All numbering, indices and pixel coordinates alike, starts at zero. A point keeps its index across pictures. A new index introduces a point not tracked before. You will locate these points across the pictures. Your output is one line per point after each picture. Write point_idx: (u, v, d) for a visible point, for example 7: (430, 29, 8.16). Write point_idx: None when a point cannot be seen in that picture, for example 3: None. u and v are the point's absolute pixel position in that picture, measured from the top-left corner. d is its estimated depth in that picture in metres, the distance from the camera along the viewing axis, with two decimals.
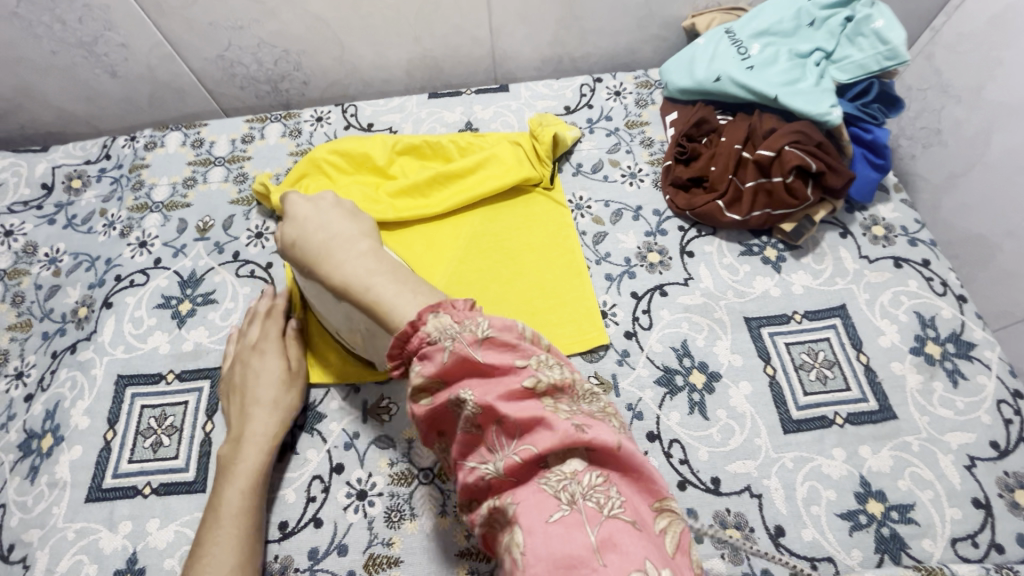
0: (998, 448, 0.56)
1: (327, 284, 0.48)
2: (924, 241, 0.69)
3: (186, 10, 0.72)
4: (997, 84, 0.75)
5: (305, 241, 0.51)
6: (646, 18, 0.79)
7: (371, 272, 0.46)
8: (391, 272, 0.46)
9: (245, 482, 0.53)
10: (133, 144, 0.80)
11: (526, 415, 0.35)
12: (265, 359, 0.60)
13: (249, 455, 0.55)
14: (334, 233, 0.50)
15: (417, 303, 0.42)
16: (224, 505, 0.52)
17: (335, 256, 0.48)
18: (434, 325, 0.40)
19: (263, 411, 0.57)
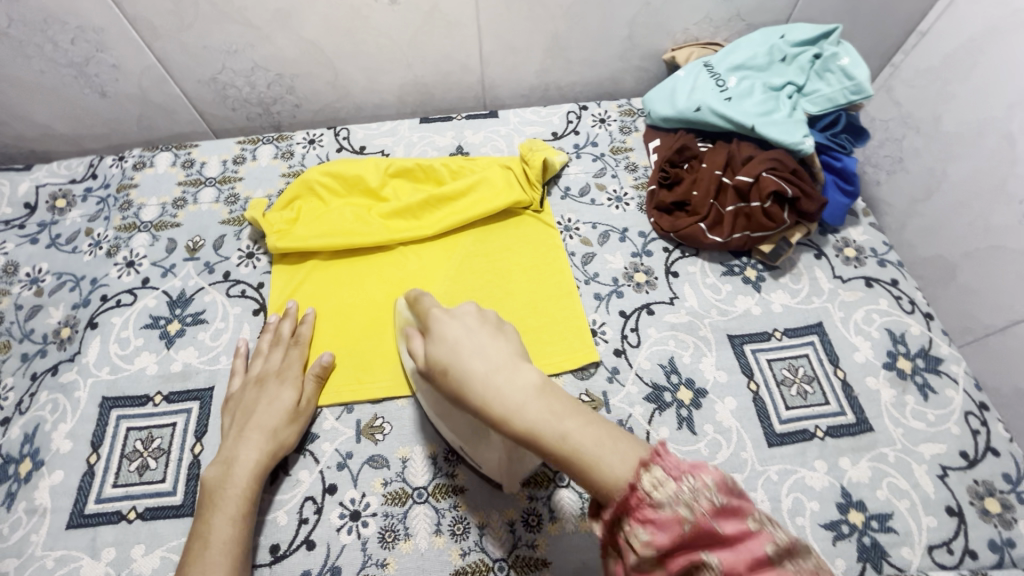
0: (967, 458, 0.59)
1: (438, 370, 0.46)
2: (892, 262, 0.73)
3: (182, 34, 0.73)
4: (952, 116, 0.81)
5: (461, 368, 0.44)
6: (629, 50, 0.83)
7: (560, 414, 0.41)
8: (513, 367, 0.43)
9: (235, 508, 0.52)
10: (121, 164, 0.80)
11: (750, 569, 0.34)
12: (280, 389, 0.59)
13: (240, 482, 0.53)
14: (495, 366, 0.43)
15: (547, 408, 0.41)
16: (213, 536, 0.50)
17: (508, 396, 0.41)
18: (577, 444, 0.39)
19: (264, 437, 0.56)
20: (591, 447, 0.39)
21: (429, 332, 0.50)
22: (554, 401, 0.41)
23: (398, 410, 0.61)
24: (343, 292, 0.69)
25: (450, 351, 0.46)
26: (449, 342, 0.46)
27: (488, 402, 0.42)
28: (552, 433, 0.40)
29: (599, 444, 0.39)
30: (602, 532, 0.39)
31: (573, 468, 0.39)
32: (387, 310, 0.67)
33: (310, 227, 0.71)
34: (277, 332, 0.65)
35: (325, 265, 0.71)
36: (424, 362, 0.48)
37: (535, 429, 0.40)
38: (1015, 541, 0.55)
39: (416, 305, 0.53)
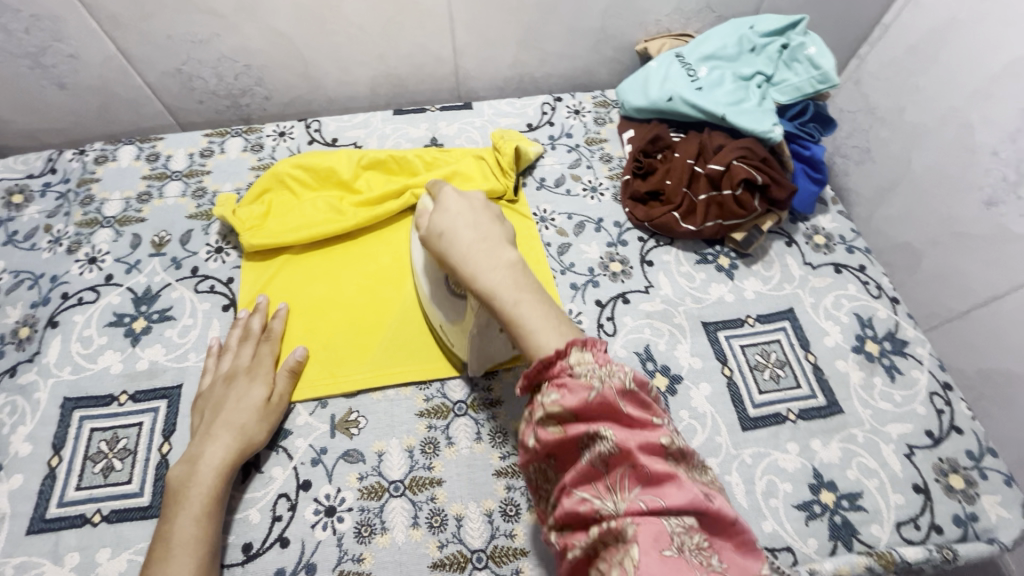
0: (932, 436, 0.61)
1: (437, 234, 0.48)
2: (860, 249, 0.74)
3: (143, 22, 0.71)
4: (916, 106, 0.83)
5: (453, 236, 0.47)
6: (602, 41, 0.83)
7: (521, 286, 0.44)
8: (495, 242, 0.46)
9: (199, 507, 0.50)
10: (82, 158, 0.77)
11: (661, 469, 0.37)
12: (250, 385, 0.58)
13: (206, 480, 0.52)
14: (483, 237, 0.46)
15: (507, 279, 0.44)
16: (178, 535, 0.49)
17: (478, 258, 0.45)
18: (525, 315, 0.43)
19: (233, 435, 0.54)
20: (535, 326, 0.42)
21: (436, 197, 0.50)
22: (520, 278, 0.45)
23: (373, 404, 0.61)
24: (315, 285, 0.68)
25: (440, 226, 0.48)
26: (452, 213, 0.48)
27: (456, 261, 0.46)
28: (507, 297, 0.43)
29: (540, 317, 0.43)
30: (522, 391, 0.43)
31: (514, 331, 0.43)
32: (362, 302, 0.67)
33: (281, 221, 0.70)
34: (247, 327, 0.63)
35: (298, 258, 0.70)
36: (424, 229, 0.50)
37: (493, 292, 0.44)
38: (978, 514, 0.57)
39: (442, 222, 0.48)
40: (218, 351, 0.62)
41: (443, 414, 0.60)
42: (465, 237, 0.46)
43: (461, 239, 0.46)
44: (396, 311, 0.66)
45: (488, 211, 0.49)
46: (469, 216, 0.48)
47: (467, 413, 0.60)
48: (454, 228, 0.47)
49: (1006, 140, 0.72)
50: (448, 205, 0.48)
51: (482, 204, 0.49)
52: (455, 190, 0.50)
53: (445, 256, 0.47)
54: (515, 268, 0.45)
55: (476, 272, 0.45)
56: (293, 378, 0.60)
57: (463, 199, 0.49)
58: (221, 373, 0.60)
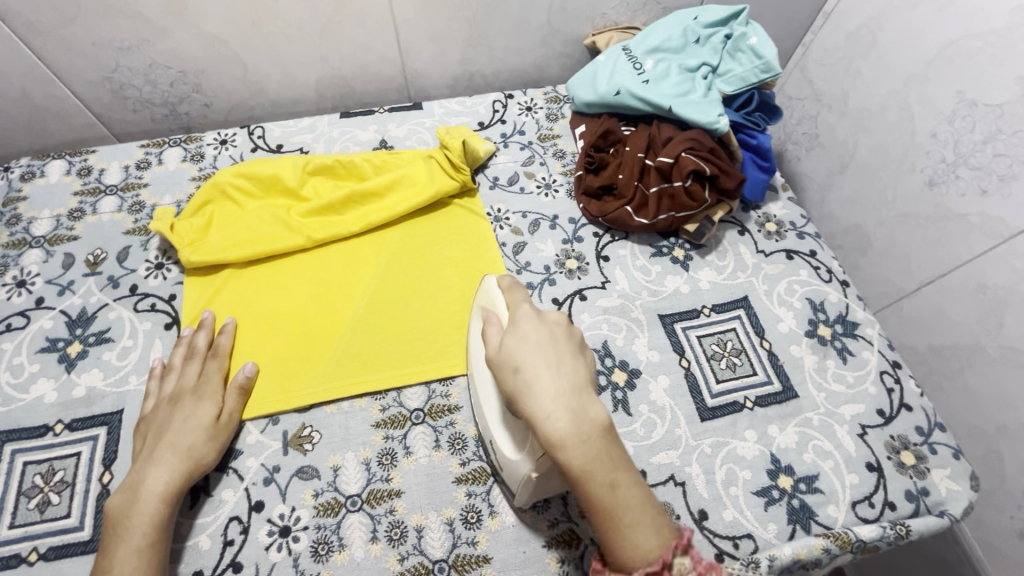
0: (884, 415, 0.62)
1: (511, 369, 0.46)
2: (810, 234, 0.76)
3: (65, 30, 0.67)
4: (859, 91, 0.85)
5: (530, 378, 0.45)
6: (551, 36, 0.83)
7: (615, 464, 0.44)
8: (588, 413, 0.44)
9: (142, 537, 0.48)
10: (6, 176, 0.73)
11: None
12: (196, 406, 0.55)
13: (148, 508, 0.49)
14: (569, 399, 0.45)
15: (594, 453, 0.43)
16: (117, 569, 0.46)
17: (559, 425, 0.43)
18: (613, 501, 0.42)
19: (179, 460, 0.52)
20: (632, 514, 0.42)
21: (511, 319, 0.50)
22: (611, 450, 0.44)
23: (327, 417, 0.59)
24: (263, 299, 0.65)
25: (521, 354, 0.47)
26: (530, 347, 0.47)
27: (537, 411, 0.44)
28: (603, 476, 0.43)
29: (633, 497, 0.43)
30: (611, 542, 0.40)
31: (592, 503, 0.43)
32: (313, 312, 0.65)
33: (223, 233, 0.67)
34: (193, 345, 0.60)
35: (244, 271, 0.67)
36: (495, 352, 0.49)
37: (586, 472, 0.42)
38: (928, 489, 0.58)
39: (516, 351, 0.47)
40: (162, 372, 0.59)
41: (401, 424, 0.59)
42: (547, 381, 0.45)
43: (539, 382, 0.45)
44: (349, 321, 0.64)
45: (567, 348, 0.48)
46: (549, 352, 0.47)
47: (425, 421, 0.59)
48: (531, 373, 0.46)
49: (943, 122, 0.74)
50: (526, 333, 0.48)
51: (561, 331, 0.49)
52: (533, 311, 0.50)
53: (516, 396, 0.46)
54: (608, 437, 0.44)
55: (554, 415, 0.43)
56: (243, 394, 0.58)
57: (540, 330, 0.48)
58: (166, 395, 0.57)
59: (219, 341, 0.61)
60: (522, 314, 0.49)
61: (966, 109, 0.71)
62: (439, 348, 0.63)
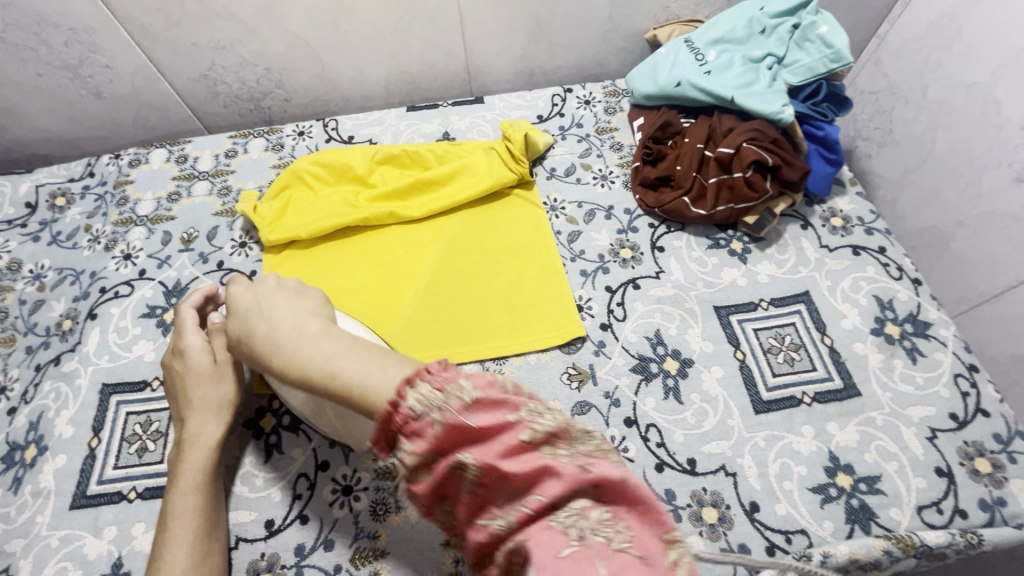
0: (957, 420, 0.59)
1: (239, 342, 0.47)
2: (880, 230, 0.73)
3: (171, 32, 0.75)
4: (939, 83, 0.81)
5: (248, 334, 0.45)
6: (612, 31, 0.84)
7: (331, 354, 0.39)
8: (295, 322, 0.43)
9: (190, 481, 0.52)
10: (117, 162, 0.82)
11: (529, 467, 0.30)
12: (190, 360, 0.56)
13: (192, 457, 0.53)
14: (277, 320, 0.44)
15: (322, 348, 0.40)
16: (176, 510, 0.50)
17: (286, 343, 0.42)
18: (347, 376, 0.37)
19: (203, 411, 0.55)
20: (363, 378, 0.36)
21: (230, 309, 0.50)
22: (329, 343, 0.40)
23: None
24: (332, 277, 0.70)
25: (242, 316, 0.47)
26: (240, 313, 0.48)
27: (263, 355, 0.43)
28: (320, 368, 0.38)
29: (370, 368, 0.36)
30: (384, 455, 0.35)
31: (349, 403, 0.37)
32: (377, 291, 0.68)
33: (300, 216, 0.72)
34: (180, 308, 0.60)
35: (315, 251, 0.72)
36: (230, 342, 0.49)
37: (303, 369, 0.39)
38: (1005, 499, 0.55)
39: (239, 327, 0.47)
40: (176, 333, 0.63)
41: None
42: (260, 326, 0.45)
43: (257, 331, 0.45)
44: (409, 300, 0.68)
45: (282, 295, 0.48)
46: (262, 302, 0.47)
47: None
48: (258, 306, 0.47)
49: None
50: (239, 303, 0.49)
51: (278, 290, 0.49)
52: (244, 287, 0.50)
53: (252, 358, 0.45)
54: (320, 334, 0.41)
55: (286, 355, 0.41)
56: (227, 335, 0.59)
57: (249, 292, 0.49)
58: (174, 351, 0.59)
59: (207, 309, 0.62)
60: (240, 283, 0.51)
61: None
62: (491, 330, 0.65)
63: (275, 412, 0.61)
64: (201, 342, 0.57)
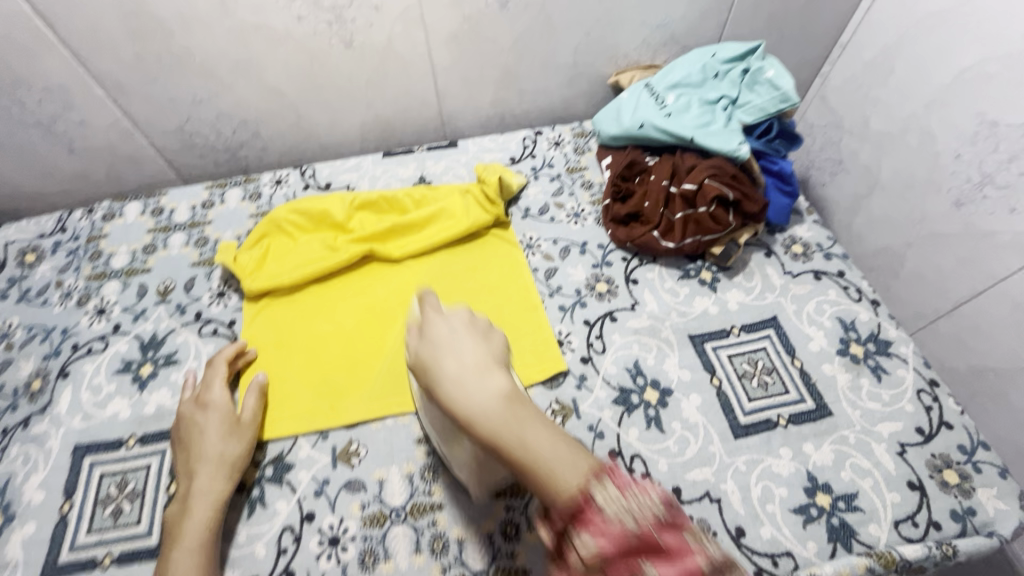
0: (923, 433, 0.62)
1: (421, 368, 0.48)
2: (838, 255, 0.77)
3: (148, 88, 0.77)
4: (879, 117, 0.87)
5: (437, 369, 0.46)
6: (577, 77, 0.89)
7: (521, 422, 0.42)
8: (481, 373, 0.45)
9: (194, 539, 0.52)
10: (90, 217, 0.82)
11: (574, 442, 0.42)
12: (212, 415, 0.59)
13: (199, 513, 0.54)
14: (466, 367, 0.45)
15: (512, 415, 0.42)
16: (175, 570, 0.50)
17: (475, 395, 0.43)
18: (536, 453, 0.40)
19: (217, 467, 0.56)
20: (551, 461, 0.39)
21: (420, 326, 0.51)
22: (516, 409, 0.43)
23: (372, 433, 0.62)
24: (314, 322, 0.70)
25: (432, 348, 0.48)
26: (434, 342, 0.48)
27: (454, 405, 0.44)
28: (509, 436, 0.41)
29: (550, 442, 0.41)
30: None
31: (529, 475, 0.40)
32: (360, 334, 0.69)
33: (280, 263, 0.73)
34: (214, 359, 0.65)
35: (296, 297, 0.73)
36: (412, 361, 0.50)
37: (495, 435, 0.41)
38: (975, 509, 0.57)
39: (425, 352, 0.48)
40: (192, 382, 0.65)
41: None
42: (449, 365, 0.46)
43: (447, 371, 0.45)
44: (392, 342, 0.68)
45: (468, 333, 0.49)
46: (456, 343, 0.48)
47: None
48: (450, 342, 0.48)
49: (966, 142, 0.75)
50: (432, 331, 0.49)
51: (466, 326, 0.49)
52: (439, 313, 0.51)
53: (435, 392, 0.46)
54: (507, 395, 0.44)
55: (472, 416, 0.43)
56: (256, 393, 0.63)
57: (445, 323, 0.49)
58: (194, 402, 0.61)
59: (238, 359, 0.66)
60: (431, 310, 0.51)
61: (987, 129, 0.72)
62: None
63: (258, 464, 0.60)
64: (227, 400, 0.61)
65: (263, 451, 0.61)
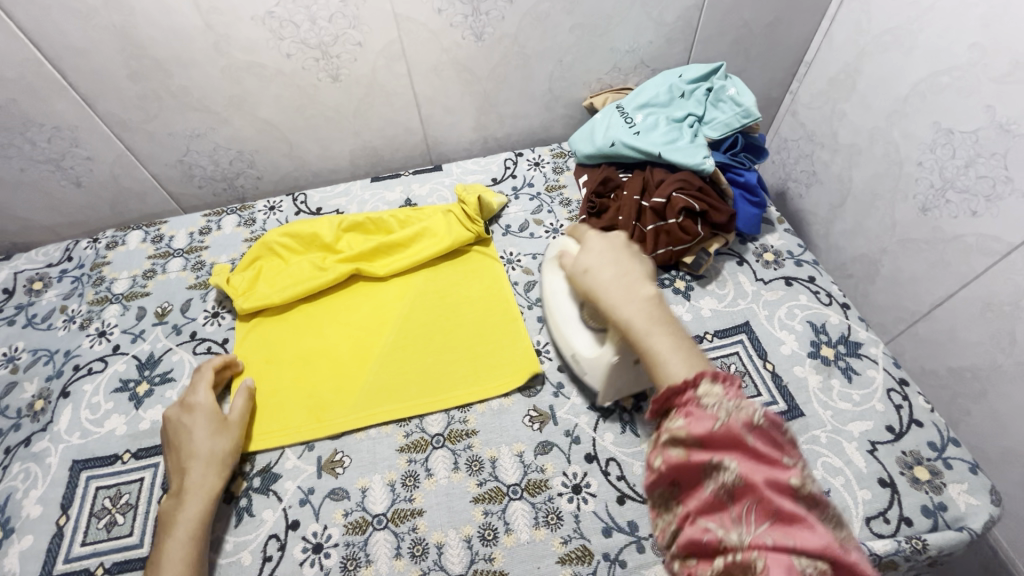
0: (894, 431, 0.63)
1: (580, 270, 0.58)
2: (808, 262, 0.79)
3: (149, 124, 0.82)
4: (846, 129, 0.91)
5: (595, 273, 0.56)
6: (553, 101, 0.93)
7: (654, 321, 0.51)
8: (632, 278, 0.55)
9: (186, 531, 0.55)
10: (95, 246, 0.86)
11: None
12: (200, 415, 0.62)
13: (192, 506, 0.56)
14: (621, 273, 0.55)
15: (644, 313, 0.51)
16: (167, 560, 0.52)
17: (621, 291, 0.53)
18: (658, 347, 0.49)
19: (207, 462, 0.59)
20: (667, 355, 0.48)
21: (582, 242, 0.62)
22: (655, 311, 0.52)
23: (356, 443, 0.64)
24: (302, 339, 0.73)
25: (591, 254, 0.58)
26: (596, 254, 0.58)
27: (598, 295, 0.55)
28: (641, 327, 0.51)
29: (672, 352, 0.48)
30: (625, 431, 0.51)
31: (647, 362, 0.49)
32: (347, 349, 0.72)
33: (270, 283, 0.77)
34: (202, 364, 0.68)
35: (286, 315, 0.76)
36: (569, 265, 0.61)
37: (631, 325, 0.51)
38: (946, 504, 0.58)
39: (586, 259, 0.58)
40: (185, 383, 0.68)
41: (422, 448, 0.64)
42: (606, 271, 0.56)
43: (603, 277, 0.55)
44: (377, 356, 0.71)
45: (627, 251, 0.59)
46: (611, 255, 0.58)
47: (444, 445, 0.64)
48: (603, 255, 0.58)
49: (926, 150, 0.78)
50: (593, 247, 0.59)
51: (624, 244, 0.60)
52: (598, 234, 0.62)
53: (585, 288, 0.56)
54: (650, 302, 0.52)
55: (616, 305, 0.53)
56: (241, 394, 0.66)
57: (603, 240, 0.60)
58: (182, 405, 0.64)
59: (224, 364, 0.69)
60: (591, 233, 0.62)
61: (944, 137, 0.75)
62: (456, 379, 0.69)
63: (246, 475, 0.63)
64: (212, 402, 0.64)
65: (251, 462, 0.63)
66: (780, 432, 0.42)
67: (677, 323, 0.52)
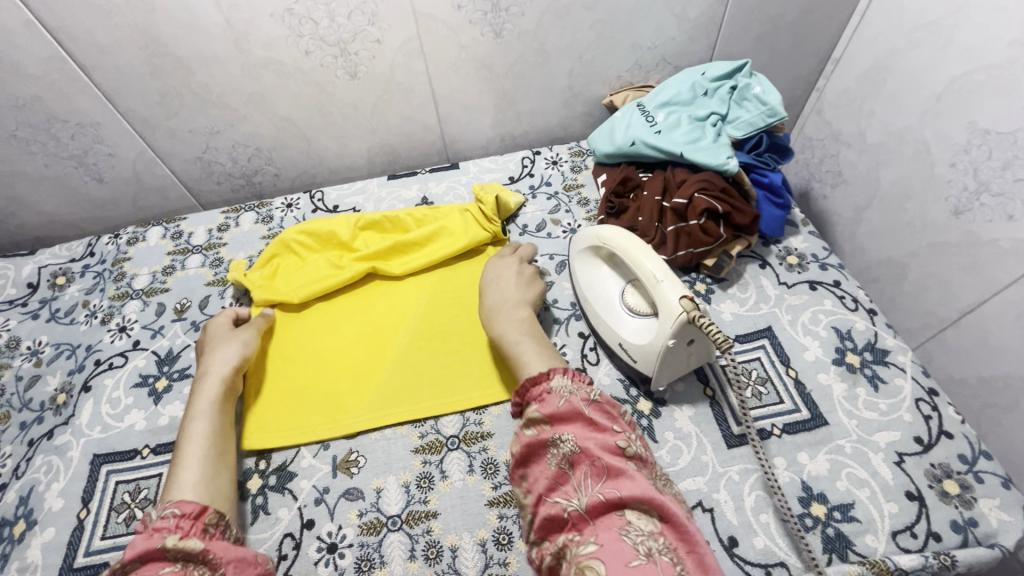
0: (922, 443, 0.61)
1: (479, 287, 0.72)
2: (834, 266, 0.77)
3: (170, 121, 0.82)
4: (875, 129, 0.88)
5: (485, 293, 0.69)
6: (572, 99, 0.92)
7: (521, 336, 0.63)
8: (515, 305, 0.67)
9: (198, 428, 0.60)
10: (116, 241, 0.87)
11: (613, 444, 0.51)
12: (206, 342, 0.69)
13: (201, 410, 0.61)
14: (505, 298, 0.68)
15: (515, 330, 0.64)
16: (182, 455, 0.57)
17: (505, 313, 0.66)
18: (523, 353, 0.61)
19: (209, 374, 0.65)
20: (528, 359, 0.60)
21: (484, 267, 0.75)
22: (525, 328, 0.64)
23: (371, 443, 0.64)
24: (318, 337, 0.73)
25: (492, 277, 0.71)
26: (503, 277, 0.71)
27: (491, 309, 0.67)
28: (511, 337, 0.63)
29: (536, 358, 0.60)
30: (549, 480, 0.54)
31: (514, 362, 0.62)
32: (363, 348, 0.72)
33: (288, 281, 0.77)
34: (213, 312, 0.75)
35: (302, 313, 0.76)
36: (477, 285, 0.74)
37: (502, 339, 0.63)
38: (976, 520, 0.56)
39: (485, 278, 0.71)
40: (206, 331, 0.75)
41: (437, 449, 0.63)
42: (496, 293, 0.68)
43: (495, 298, 0.68)
44: (392, 355, 0.71)
45: (521, 282, 0.70)
46: (515, 284, 0.69)
47: (459, 447, 0.63)
48: (495, 280, 0.70)
49: (960, 151, 0.75)
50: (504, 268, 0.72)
51: (523, 274, 0.72)
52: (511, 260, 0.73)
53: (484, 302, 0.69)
54: (525, 322, 0.65)
55: (496, 319, 0.66)
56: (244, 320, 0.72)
57: (507, 268, 0.72)
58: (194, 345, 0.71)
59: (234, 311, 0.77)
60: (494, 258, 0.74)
61: (980, 138, 0.72)
62: (472, 380, 0.68)
63: (262, 473, 0.63)
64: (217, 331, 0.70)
65: (267, 460, 0.64)
66: (614, 410, 0.54)
67: (546, 343, 0.63)
